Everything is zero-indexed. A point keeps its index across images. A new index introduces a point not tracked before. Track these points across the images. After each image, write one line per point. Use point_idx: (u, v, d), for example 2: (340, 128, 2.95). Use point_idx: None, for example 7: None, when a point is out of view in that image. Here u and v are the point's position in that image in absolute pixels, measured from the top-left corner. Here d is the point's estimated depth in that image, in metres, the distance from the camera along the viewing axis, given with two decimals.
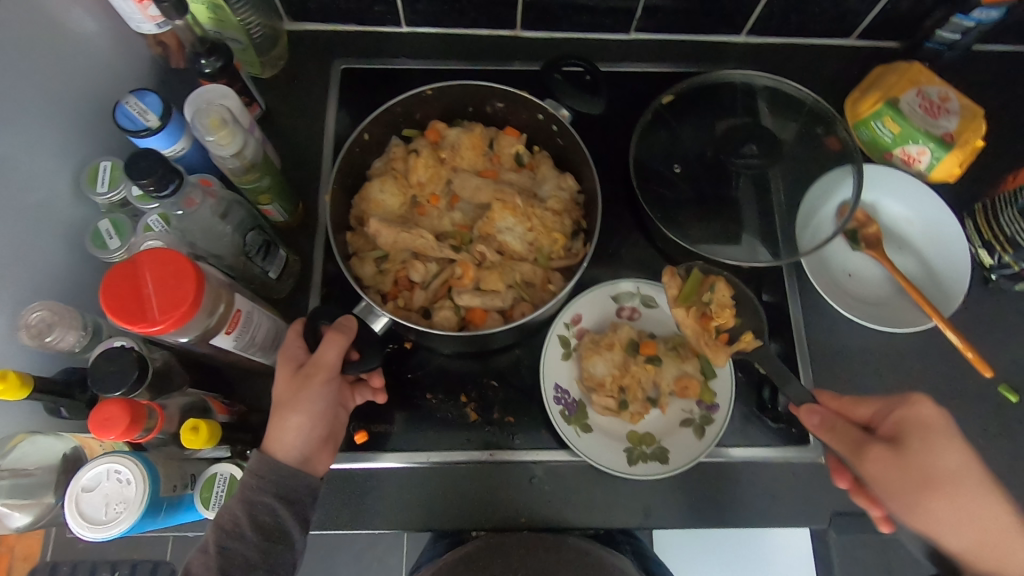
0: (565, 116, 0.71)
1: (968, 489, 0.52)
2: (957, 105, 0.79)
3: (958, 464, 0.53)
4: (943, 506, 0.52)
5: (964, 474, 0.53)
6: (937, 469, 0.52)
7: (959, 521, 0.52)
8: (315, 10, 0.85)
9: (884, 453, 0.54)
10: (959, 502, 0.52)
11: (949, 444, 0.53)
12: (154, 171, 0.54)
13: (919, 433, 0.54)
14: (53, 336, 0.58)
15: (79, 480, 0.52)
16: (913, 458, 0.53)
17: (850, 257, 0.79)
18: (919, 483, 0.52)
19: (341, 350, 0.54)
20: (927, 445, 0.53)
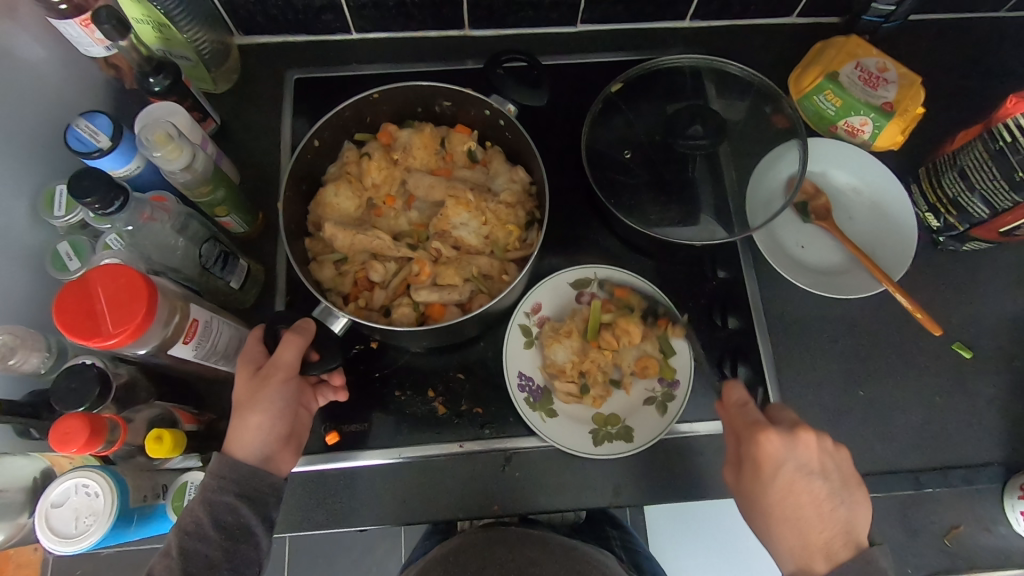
0: (511, 110, 0.72)
1: (784, 516, 0.58)
2: (894, 74, 0.81)
3: (781, 494, 0.58)
4: (764, 526, 0.59)
5: (784, 504, 0.58)
6: (760, 497, 0.59)
7: (779, 539, 0.58)
8: (264, 23, 0.86)
9: (733, 472, 0.62)
10: (776, 525, 0.58)
11: (775, 479, 0.58)
12: (96, 189, 0.55)
13: (752, 465, 0.59)
14: (16, 359, 0.59)
15: (48, 496, 0.53)
16: (750, 485, 0.59)
17: (801, 229, 0.81)
18: (748, 501, 0.60)
19: (299, 350, 0.55)
20: (755, 477, 0.59)
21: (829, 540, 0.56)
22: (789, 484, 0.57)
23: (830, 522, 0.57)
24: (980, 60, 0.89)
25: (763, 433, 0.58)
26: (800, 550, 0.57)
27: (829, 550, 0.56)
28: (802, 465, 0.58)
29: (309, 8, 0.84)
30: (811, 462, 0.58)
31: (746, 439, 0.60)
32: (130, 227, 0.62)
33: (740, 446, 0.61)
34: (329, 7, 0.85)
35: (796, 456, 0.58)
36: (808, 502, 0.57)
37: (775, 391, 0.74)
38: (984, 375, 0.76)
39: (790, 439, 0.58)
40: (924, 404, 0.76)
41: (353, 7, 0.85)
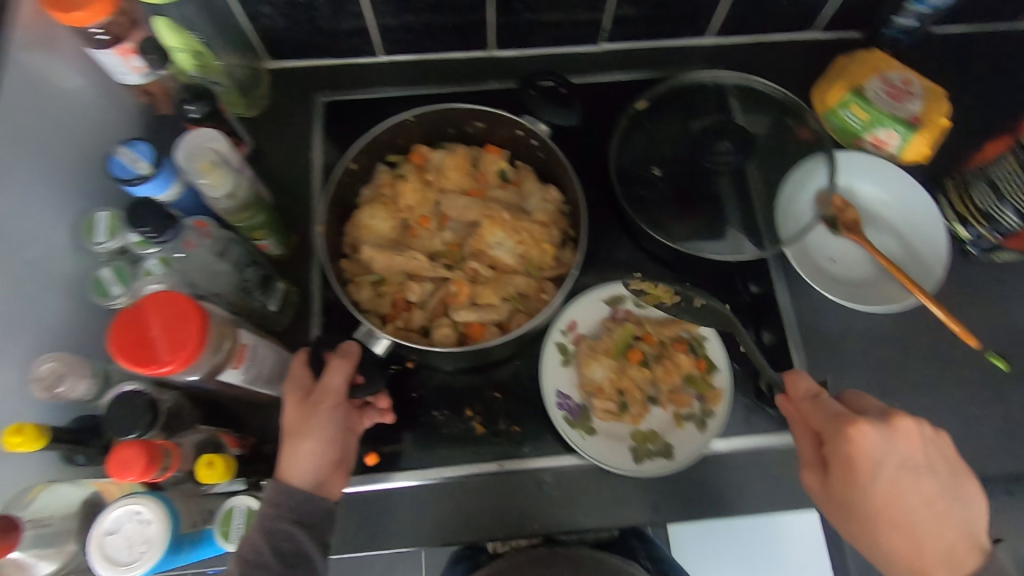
0: (544, 130, 0.73)
1: (890, 521, 0.55)
2: (919, 87, 0.82)
3: (883, 496, 0.55)
4: (864, 531, 0.57)
5: (890, 507, 0.55)
6: (858, 502, 0.56)
7: (883, 544, 0.56)
8: (293, 47, 0.87)
9: (817, 476, 0.59)
10: (878, 530, 0.56)
11: (876, 480, 0.55)
12: (151, 218, 0.56)
13: (849, 472, 0.56)
14: (64, 386, 0.60)
15: (101, 524, 0.53)
16: (844, 488, 0.56)
17: (832, 242, 0.81)
18: (841, 507, 0.58)
19: (345, 375, 0.56)
20: (849, 481, 0.56)
21: (944, 541, 0.55)
22: (901, 487, 0.55)
23: (941, 520, 0.55)
24: (1001, 70, 0.90)
25: (855, 428, 0.55)
26: (909, 554, 0.55)
27: (946, 549, 0.55)
28: (902, 460, 0.55)
29: (338, 32, 0.86)
30: (912, 455, 0.56)
31: (833, 437, 0.57)
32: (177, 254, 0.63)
33: (825, 446, 0.58)
34: (357, 31, 0.86)
35: (895, 451, 0.55)
36: (914, 504, 0.55)
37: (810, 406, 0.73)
38: (1021, 384, 0.76)
39: (890, 433, 0.55)
40: (963, 415, 0.75)
41: (381, 30, 0.86)
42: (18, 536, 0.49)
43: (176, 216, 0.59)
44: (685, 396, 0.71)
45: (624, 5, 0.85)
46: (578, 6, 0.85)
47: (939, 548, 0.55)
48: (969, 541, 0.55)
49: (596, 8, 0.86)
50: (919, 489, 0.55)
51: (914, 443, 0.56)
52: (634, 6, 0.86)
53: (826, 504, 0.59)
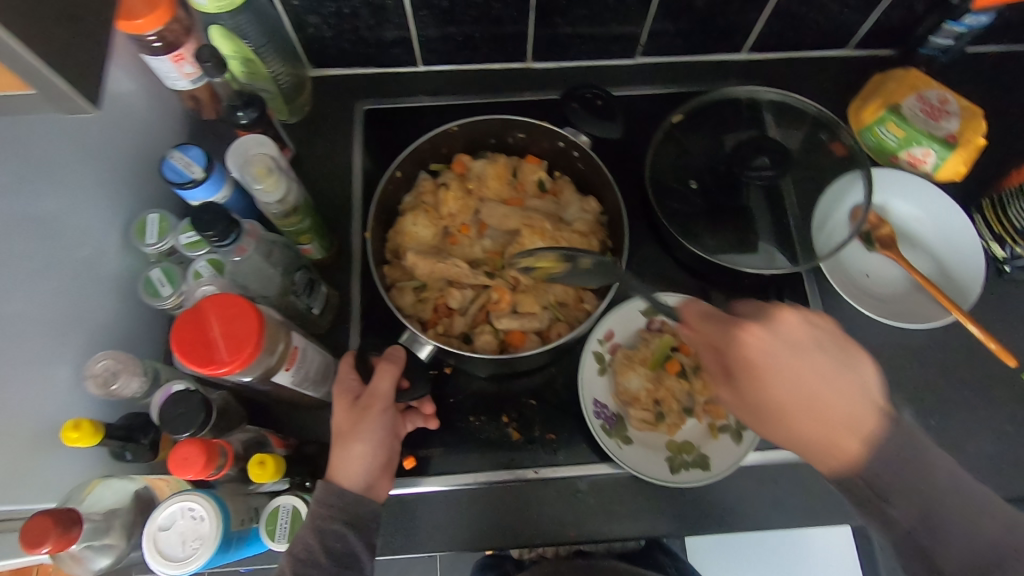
0: (584, 142, 0.75)
1: (797, 404, 0.56)
2: (956, 106, 0.83)
3: (789, 391, 0.56)
4: (781, 428, 0.57)
5: (798, 399, 0.56)
6: (768, 401, 0.56)
7: (801, 436, 0.56)
8: (336, 56, 0.89)
9: (728, 390, 0.60)
10: (795, 424, 0.56)
11: (778, 379, 0.56)
12: (215, 224, 0.57)
13: (743, 364, 0.57)
14: (118, 384, 0.62)
15: (155, 520, 0.54)
16: (753, 395, 0.57)
17: (866, 258, 0.82)
18: (753, 411, 0.58)
19: (393, 379, 0.58)
20: (753, 382, 0.57)
21: (851, 411, 0.55)
22: (846, 422, 0.55)
23: (838, 392, 0.56)
24: None
25: (744, 330, 0.57)
26: (829, 436, 0.55)
27: (852, 414, 0.55)
28: (791, 344, 0.57)
29: (380, 42, 0.87)
30: (798, 339, 0.57)
31: (727, 343, 0.58)
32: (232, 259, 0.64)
33: (722, 358, 0.59)
34: (399, 41, 0.88)
35: (782, 338, 0.57)
36: (815, 381, 0.56)
37: None
38: None
39: (768, 322, 0.58)
40: (995, 432, 0.76)
41: (422, 41, 0.88)
42: (79, 531, 0.50)
43: (238, 219, 0.59)
44: (721, 408, 0.72)
45: (663, 20, 0.87)
46: (616, 20, 0.86)
47: (853, 424, 0.55)
48: (870, 405, 0.56)
49: (635, 23, 0.87)
50: (815, 364, 0.56)
51: (801, 331, 0.58)
52: (672, 21, 0.87)
53: (742, 415, 0.59)
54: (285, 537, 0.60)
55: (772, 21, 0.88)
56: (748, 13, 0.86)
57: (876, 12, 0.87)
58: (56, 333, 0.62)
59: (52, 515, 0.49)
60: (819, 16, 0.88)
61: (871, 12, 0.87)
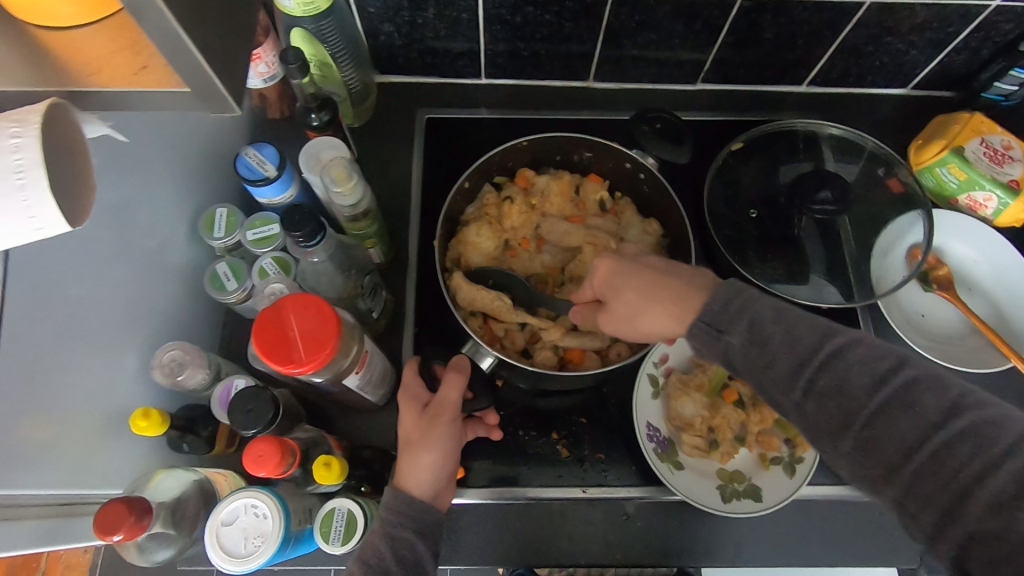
0: (652, 164, 0.76)
1: (646, 293, 0.58)
2: (1020, 153, 0.83)
3: (638, 291, 0.58)
4: (648, 320, 0.57)
5: (648, 293, 0.58)
6: (627, 306, 0.59)
7: (663, 328, 0.57)
8: (403, 64, 0.90)
9: (606, 311, 0.61)
10: (652, 321, 0.57)
11: (623, 287, 0.59)
12: (305, 224, 0.58)
13: (604, 288, 0.62)
14: (184, 375, 0.63)
15: (218, 514, 0.54)
16: (617, 306, 0.59)
17: (922, 298, 0.82)
18: (626, 320, 0.59)
19: (460, 390, 0.58)
20: (610, 296, 0.60)
21: (675, 295, 0.56)
22: (795, 359, 0.49)
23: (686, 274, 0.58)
24: None
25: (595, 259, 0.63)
26: (681, 312, 0.55)
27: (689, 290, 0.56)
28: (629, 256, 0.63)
29: (448, 53, 0.88)
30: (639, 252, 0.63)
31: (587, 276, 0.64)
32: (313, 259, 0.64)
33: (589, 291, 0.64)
34: (466, 53, 0.89)
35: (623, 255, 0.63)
36: (660, 274, 0.59)
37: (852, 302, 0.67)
38: None
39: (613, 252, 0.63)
40: None
41: (489, 55, 0.89)
42: (149, 521, 0.51)
43: (324, 221, 0.60)
44: (774, 439, 0.72)
45: (729, 49, 0.87)
46: (682, 46, 0.87)
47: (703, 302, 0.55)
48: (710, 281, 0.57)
49: (700, 50, 0.88)
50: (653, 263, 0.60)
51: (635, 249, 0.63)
52: (737, 51, 0.88)
53: (621, 332, 0.61)
54: (339, 540, 0.57)
55: (837, 57, 0.89)
56: (813, 47, 0.87)
57: (941, 56, 0.87)
58: (123, 322, 0.62)
59: (127, 503, 0.49)
60: (884, 56, 0.88)
61: (936, 55, 0.87)
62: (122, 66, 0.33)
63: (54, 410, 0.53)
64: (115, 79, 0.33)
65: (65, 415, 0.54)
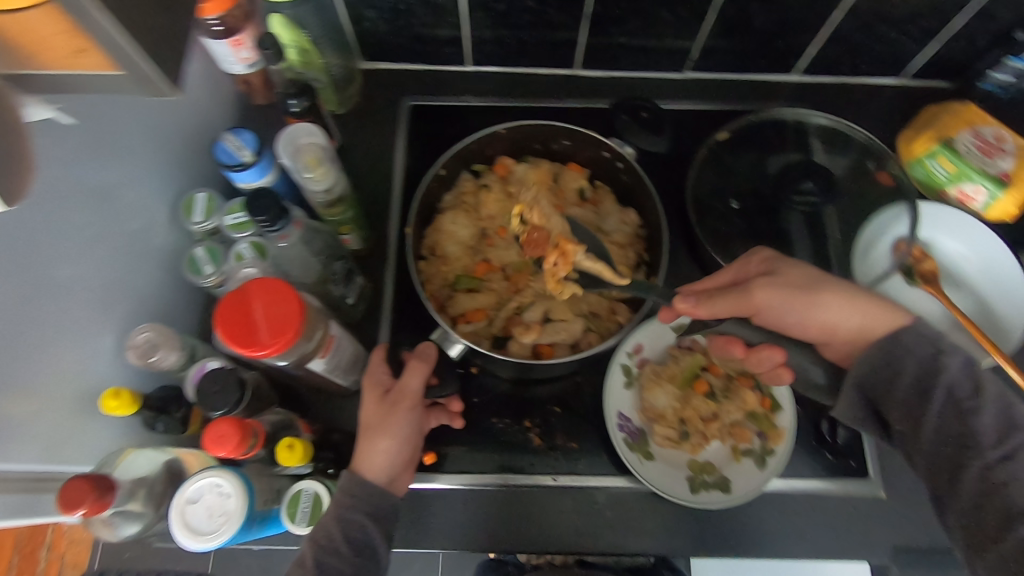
0: (629, 153, 0.75)
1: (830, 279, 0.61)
2: (1012, 145, 0.80)
3: (817, 274, 0.62)
4: (835, 297, 0.60)
5: (829, 281, 0.61)
6: (811, 276, 0.61)
7: (847, 318, 0.59)
8: (389, 50, 0.90)
9: (771, 278, 0.61)
10: (839, 302, 0.59)
11: (801, 269, 0.62)
12: (268, 209, 0.58)
13: (770, 265, 0.64)
14: (157, 356, 0.64)
15: (183, 493, 0.55)
16: (796, 276, 0.61)
17: (905, 293, 0.81)
18: (796, 292, 0.60)
19: (422, 378, 0.60)
20: (785, 269, 0.62)
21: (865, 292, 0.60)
22: (1000, 423, 0.49)
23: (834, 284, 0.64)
24: None
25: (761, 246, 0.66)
26: (863, 304, 0.59)
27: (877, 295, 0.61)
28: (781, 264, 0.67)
29: (433, 40, 0.88)
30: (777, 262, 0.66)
31: (743, 262, 0.65)
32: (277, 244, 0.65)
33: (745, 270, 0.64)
34: (451, 41, 0.88)
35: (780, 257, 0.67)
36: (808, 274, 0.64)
37: None
38: None
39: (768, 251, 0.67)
40: None
41: (474, 42, 0.88)
42: (113, 497, 0.52)
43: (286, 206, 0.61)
44: (746, 432, 0.71)
45: (718, 37, 0.86)
46: (670, 34, 0.86)
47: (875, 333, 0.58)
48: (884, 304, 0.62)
49: (688, 38, 0.87)
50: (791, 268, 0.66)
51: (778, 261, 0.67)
52: (727, 38, 0.86)
53: (784, 299, 0.60)
54: (304, 521, 0.60)
55: (829, 44, 0.87)
56: (805, 35, 0.85)
57: (935, 45, 0.85)
58: (100, 304, 0.63)
59: (89, 480, 0.50)
60: (878, 44, 0.86)
61: (930, 44, 0.85)
62: (58, 46, 0.33)
63: (28, 385, 0.54)
64: (55, 59, 0.34)
65: (40, 391, 0.55)
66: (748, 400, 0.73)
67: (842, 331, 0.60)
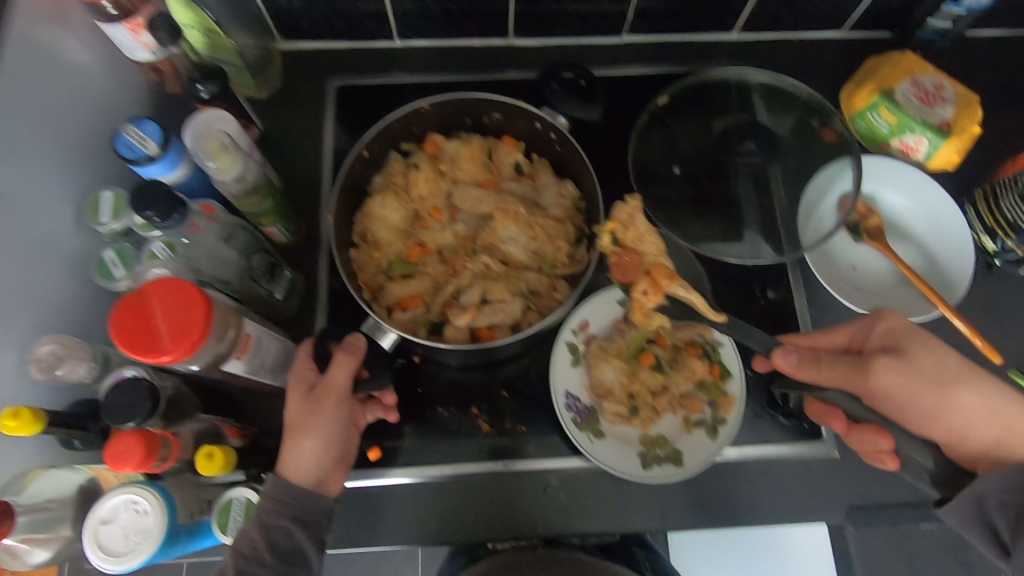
0: (562, 123, 0.72)
1: (970, 376, 0.57)
2: (951, 93, 0.79)
3: (950, 362, 0.57)
4: (965, 395, 0.56)
5: (964, 376, 0.57)
6: (940, 365, 0.57)
7: (976, 424, 0.56)
8: (309, 28, 0.85)
9: (892, 358, 0.57)
10: (968, 399, 0.56)
11: (935, 351, 0.58)
12: (155, 201, 0.56)
13: (894, 339, 0.59)
14: (64, 369, 0.59)
15: (97, 513, 0.52)
16: (923, 362, 0.57)
17: (854, 250, 0.80)
18: (929, 383, 0.56)
19: (350, 371, 0.56)
20: (911, 351, 0.58)
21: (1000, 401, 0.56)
22: None
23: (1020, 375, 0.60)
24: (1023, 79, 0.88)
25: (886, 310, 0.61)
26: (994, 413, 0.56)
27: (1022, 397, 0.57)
28: None
29: (354, 14, 0.83)
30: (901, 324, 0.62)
31: (865, 326, 0.61)
32: (183, 239, 0.60)
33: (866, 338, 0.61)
34: (375, 14, 0.83)
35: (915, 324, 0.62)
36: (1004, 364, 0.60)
37: (804, 307, 0.78)
38: None
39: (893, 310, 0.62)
40: None
41: (399, 15, 0.84)
42: (11, 523, 0.51)
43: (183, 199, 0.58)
44: (697, 402, 0.70)
45: None
46: None
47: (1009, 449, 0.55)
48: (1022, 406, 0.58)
49: None
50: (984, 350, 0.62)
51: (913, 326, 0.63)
52: None
53: (907, 385, 0.56)
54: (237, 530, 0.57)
55: None
56: None
57: None
58: None
59: None
60: None
61: None
62: None
63: None
64: None
65: None
66: (694, 372, 0.71)
67: (965, 434, 0.57)
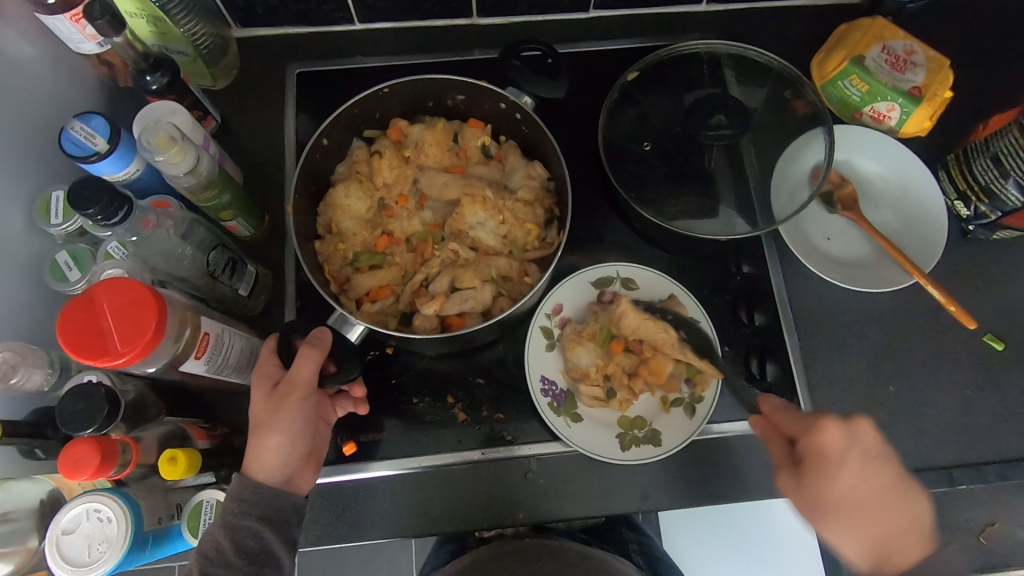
0: (527, 103, 0.70)
1: (861, 506, 0.55)
2: (923, 57, 0.78)
3: (843, 491, 0.55)
4: (844, 526, 0.55)
5: (849, 504, 0.55)
6: (828, 491, 0.55)
7: (845, 544, 0.56)
8: (264, 14, 0.82)
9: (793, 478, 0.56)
10: (843, 529, 0.56)
11: (840, 475, 0.55)
12: (96, 199, 0.54)
13: (804, 459, 0.56)
14: (18, 377, 0.57)
15: (58, 523, 0.50)
16: (812, 485, 0.56)
17: (827, 221, 0.79)
18: (813, 503, 0.56)
19: (316, 366, 0.54)
20: (819, 471, 0.56)
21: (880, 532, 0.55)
22: None
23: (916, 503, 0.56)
24: (994, 41, 0.87)
25: (823, 425, 0.55)
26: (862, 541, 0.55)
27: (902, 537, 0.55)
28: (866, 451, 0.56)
29: None
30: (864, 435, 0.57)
31: (805, 430, 0.57)
32: (132, 237, 0.58)
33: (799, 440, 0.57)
34: None
35: (857, 441, 0.56)
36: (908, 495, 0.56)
37: (780, 282, 0.77)
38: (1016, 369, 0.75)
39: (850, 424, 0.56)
40: (957, 398, 0.74)
41: None
42: None
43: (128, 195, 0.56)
44: (674, 381, 0.69)
45: None
46: None
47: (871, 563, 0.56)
48: (923, 536, 0.55)
49: None
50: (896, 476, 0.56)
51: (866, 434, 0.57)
52: None
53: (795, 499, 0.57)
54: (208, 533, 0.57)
55: None
56: None
57: None
58: None
59: None
60: None
61: None
62: None
63: None
64: None
65: None
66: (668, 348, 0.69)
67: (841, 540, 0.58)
